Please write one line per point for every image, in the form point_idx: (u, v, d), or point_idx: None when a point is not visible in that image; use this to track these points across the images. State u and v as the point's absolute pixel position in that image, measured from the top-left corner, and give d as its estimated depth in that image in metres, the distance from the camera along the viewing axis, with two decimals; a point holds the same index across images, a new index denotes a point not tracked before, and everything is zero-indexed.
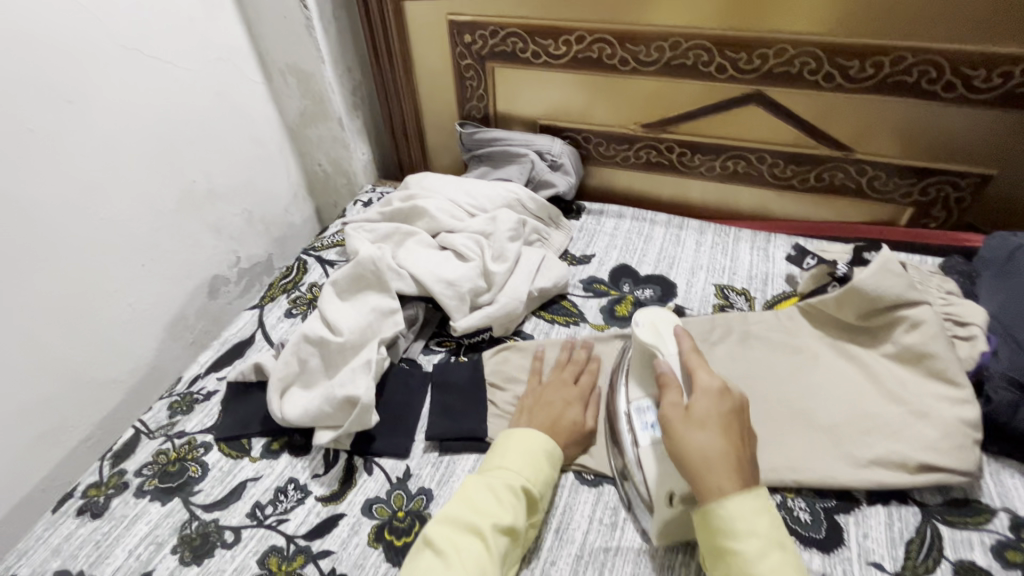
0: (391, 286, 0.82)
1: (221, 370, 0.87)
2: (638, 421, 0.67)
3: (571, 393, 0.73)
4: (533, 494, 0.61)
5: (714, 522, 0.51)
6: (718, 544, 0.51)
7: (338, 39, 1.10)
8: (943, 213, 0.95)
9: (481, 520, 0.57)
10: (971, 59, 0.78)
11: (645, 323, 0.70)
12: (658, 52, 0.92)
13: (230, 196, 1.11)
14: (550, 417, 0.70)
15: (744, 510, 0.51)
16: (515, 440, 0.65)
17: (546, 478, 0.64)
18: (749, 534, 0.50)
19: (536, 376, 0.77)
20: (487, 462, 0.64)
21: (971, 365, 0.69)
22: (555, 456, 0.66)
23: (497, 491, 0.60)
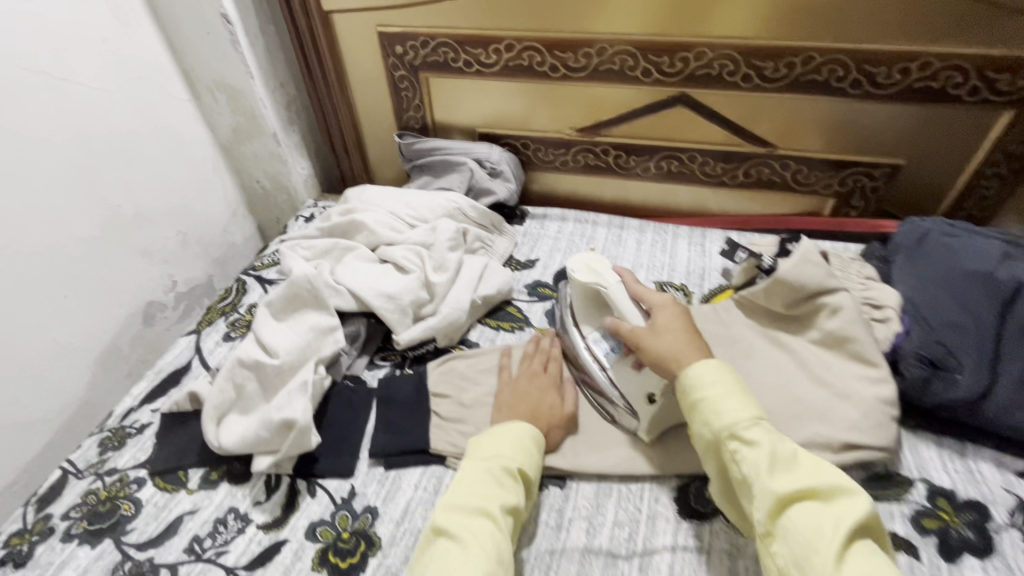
0: (329, 303, 0.82)
1: (155, 401, 0.83)
2: (598, 349, 0.75)
3: (544, 381, 0.75)
4: (528, 476, 0.63)
5: (689, 394, 0.60)
6: (703, 418, 0.58)
7: (267, 54, 1.08)
8: (861, 202, 1.00)
9: (490, 503, 0.57)
10: (873, 57, 0.83)
11: (580, 267, 0.73)
12: (586, 58, 0.94)
13: (161, 219, 1.07)
14: (529, 406, 0.72)
15: (713, 381, 0.59)
16: (503, 429, 0.66)
17: (536, 462, 0.65)
18: (722, 394, 0.58)
19: (506, 371, 0.78)
20: (480, 450, 0.64)
21: (887, 346, 0.73)
22: (540, 441, 0.68)
23: (498, 477, 0.60)
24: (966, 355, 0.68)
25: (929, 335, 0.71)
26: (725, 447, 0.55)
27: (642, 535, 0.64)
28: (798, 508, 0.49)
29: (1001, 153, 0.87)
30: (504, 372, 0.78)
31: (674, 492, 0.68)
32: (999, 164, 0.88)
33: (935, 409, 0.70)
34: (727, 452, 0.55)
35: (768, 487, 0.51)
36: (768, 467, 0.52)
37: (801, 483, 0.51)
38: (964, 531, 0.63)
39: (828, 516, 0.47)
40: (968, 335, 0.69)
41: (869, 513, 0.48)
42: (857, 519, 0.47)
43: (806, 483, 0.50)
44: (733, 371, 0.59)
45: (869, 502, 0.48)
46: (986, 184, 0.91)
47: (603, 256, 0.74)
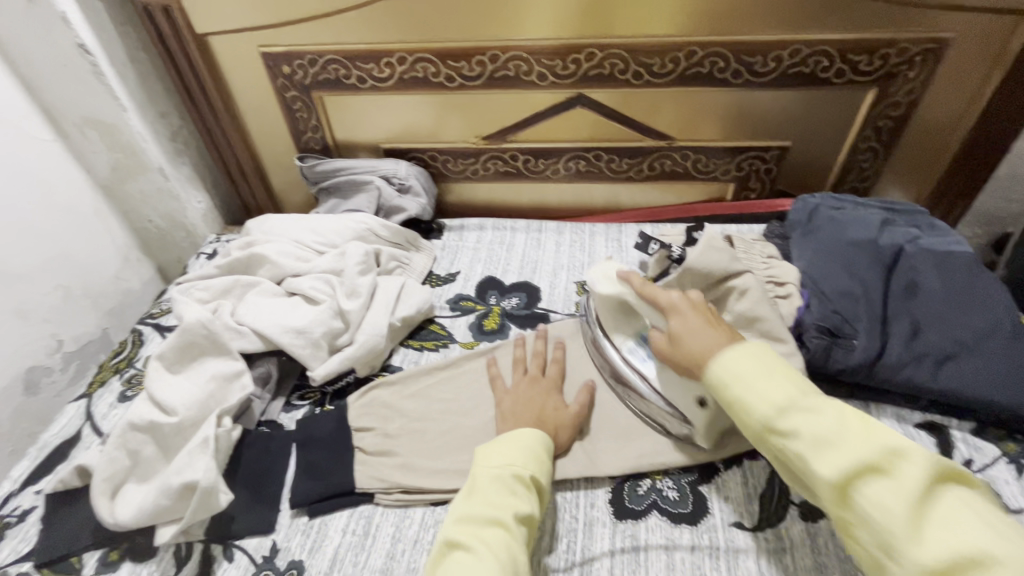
0: (231, 346, 0.76)
1: (39, 482, 0.74)
2: (635, 358, 0.72)
3: (544, 385, 0.74)
4: (540, 485, 0.61)
5: (724, 393, 0.56)
6: (740, 413, 0.55)
7: (141, 85, 1.00)
8: (759, 184, 1.05)
9: (504, 512, 0.56)
10: (748, 48, 0.87)
11: (601, 276, 0.74)
12: (480, 66, 0.93)
13: (35, 275, 0.96)
14: (534, 412, 0.69)
15: (738, 367, 0.56)
16: (514, 435, 0.64)
17: (548, 468, 0.63)
18: (756, 385, 0.54)
19: (499, 382, 0.76)
20: (490, 456, 0.61)
21: (791, 321, 0.76)
22: (551, 447, 0.65)
23: (511, 485, 0.58)
24: (858, 321, 0.74)
25: (826, 305, 0.76)
26: (770, 440, 0.53)
27: (581, 544, 0.63)
28: (860, 488, 0.47)
29: (871, 129, 0.94)
30: (499, 381, 0.76)
31: (609, 495, 0.68)
32: (871, 138, 0.95)
33: (839, 375, 0.73)
34: (774, 444, 0.53)
35: (823, 477, 0.49)
36: (823, 457, 0.49)
37: (855, 457, 0.48)
38: None
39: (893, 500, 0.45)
40: (858, 301, 0.75)
41: (929, 476, 0.46)
42: (919, 485, 0.45)
43: (859, 460, 0.48)
44: (759, 351, 0.57)
45: (924, 465, 0.46)
46: (863, 158, 0.98)
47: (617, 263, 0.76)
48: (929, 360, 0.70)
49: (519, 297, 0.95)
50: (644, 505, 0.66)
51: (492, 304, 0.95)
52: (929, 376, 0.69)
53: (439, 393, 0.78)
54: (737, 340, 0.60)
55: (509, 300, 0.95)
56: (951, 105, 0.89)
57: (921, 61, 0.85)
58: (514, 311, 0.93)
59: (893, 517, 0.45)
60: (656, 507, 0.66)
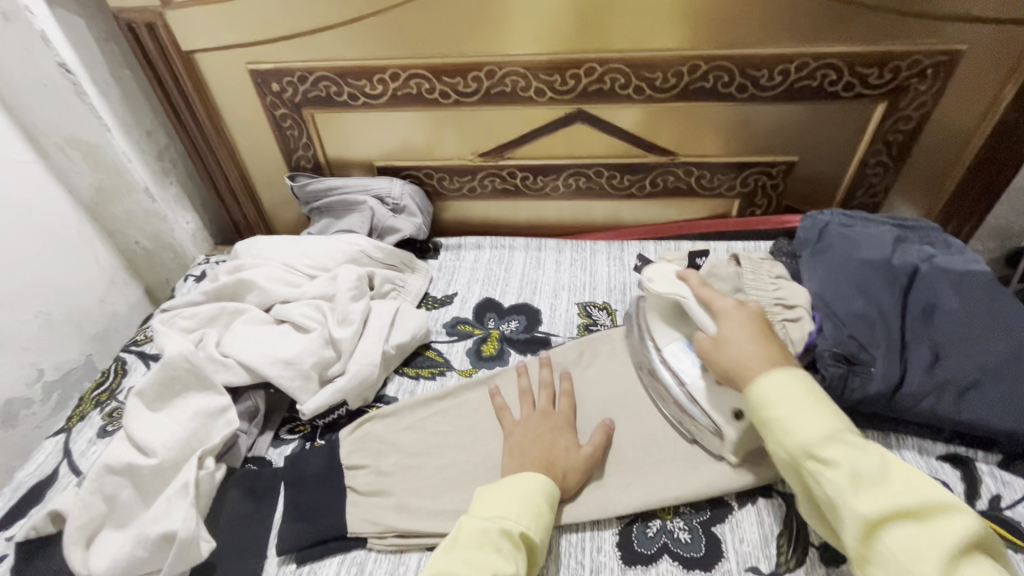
0: (215, 380, 0.72)
1: (12, 526, 0.70)
2: (678, 364, 0.70)
3: (557, 421, 0.69)
4: (533, 542, 0.56)
5: (758, 411, 0.55)
6: (776, 437, 0.53)
7: (125, 103, 0.97)
8: (765, 200, 1.02)
9: (480, 573, 0.52)
10: (753, 62, 0.84)
11: (657, 276, 0.71)
12: (476, 82, 0.90)
13: (13, 301, 0.92)
14: (542, 452, 0.65)
15: (782, 390, 0.54)
16: (512, 484, 0.60)
17: (547, 523, 0.58)
18: (799, 412, 0.52)
19: (506, 414, 0.72)
20: (482, 507, 0.58)
21: (804, 347, 0.73)
22: (555, 498, 0.61)
23: (494, 541, 0.55)
24: (876, 347, 0.70)
25: (841, 330, 0.72)
26: (805, 468, 0.51)
27: None
28: (890, 530, 0.46)
29: (881, 143, 0.91)
30: (504, 416, 0.72)
31: (616, 538, 0.64)
32: (881, 153, 0.92)
33: (856, 404, 0.70)
34: (805, 471, 0.51)
35: (856, 512, 0.47)
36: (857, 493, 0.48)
37: (893, 503, 0.47)
38: None
39: (927, 545, 0.44)
40: (875, 325, 0.71)
41: (968, 531, 0.44)
42: (961, 541, 0.43)
43: (897, 503, 0.47)
44: (806, 378, 0.54)
45: (970, 520, 0.44)
46: (873, 173, 0.95)
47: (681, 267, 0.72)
48: (952, 390, 0.66)
49: (519, 320, 0.92)
50: (654, 549, 0.62)
51: (491, 328, 0.91)
52: (952, 408, 0.66)
53: (436, 427, 0.74)
54: (785, 362, 0.57)
55: (508, 323, 0.91)
56: (963, 119, 0.86)
57: (933, 74, 0.82)
58: (514, 336, 0.89)
59: (922, 564, 0.44)
60: (667, 551, 0.62)
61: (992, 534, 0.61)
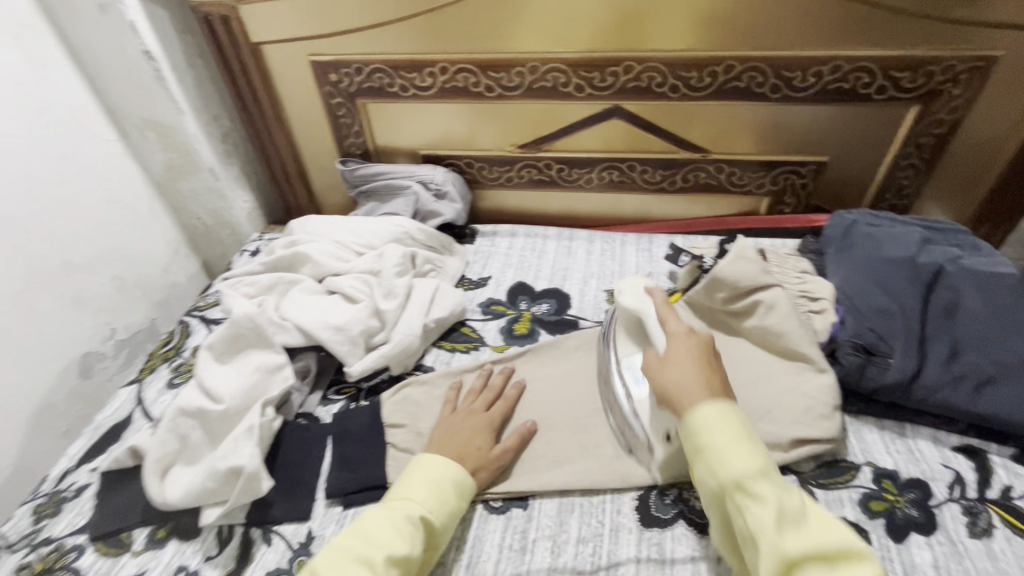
0: (275, 340, 0.79)
1: (95, 460, 0.79)
2: (630, 376, 0.73)
3: (479, 420, 0.73)
4: (432, 525, 0.61)
5: (693, 438, 0.57)
6: (708, 466, 0.56)
7: (198, 90, 1.06)
8: (794, 199, 1.05)
9: (376, 551, 0.57)
10: (787, 63, 0.87)
11: (628, 289, 0.75)
12: (519, 77, 0.96)
13: (93, 265, 1.02)
14: (457, 445, 0.69)
15: (718, 423, 0.56)
16: (422, 470, 0.66)
17: (449, 509, 0.63)
18: (730, 441, 0.55)
19: (451, 403, 0.77)
20: (392, 493, 0.64)
21: (825, 337, 0.76)
22: (463, 490, 0.65)
23: (397, 524, 0.59)
24: (895, 338, 0.72)
25: (861, 322, 0.75)
26: (733, 498, 0.53)
27: (606, 549, 0.64)
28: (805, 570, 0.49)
29: (912, 145, 0.93)
30: (446, 407, 0.77)
31: (635, 503, 0.68)
32: (913, 155, 0.94)
33: (873, 393, 0.73)
34: (732, 501, 0.54)
35: (778, 546, 0.50)
36: (776, 526, 0.50)
37: (810, 544, 0.50)
38: (908, 509, 0.65)
39: None
40: (895, 320, 0.74)
41: None
42: None
43: (815, 545, 0.50)
44: (740, 412, 0.58)
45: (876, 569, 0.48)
46: (904, 175, 0.97)
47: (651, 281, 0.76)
48: (969, 383, 0.69)
49: (549, 304, 0.97)
50: (670, 514, 0.67)
51: (523, 309, 0.96)
52: (967, 400, 0.68)
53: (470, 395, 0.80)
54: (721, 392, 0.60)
55: (539, 306, 0.97)
56: (996, 124, 0.88)
57: (967, 79, 0.84)
58: (545, 317, 0.94)
59: None
60: (683, 516, 0.66)
61: (1001, 521, 0.64)
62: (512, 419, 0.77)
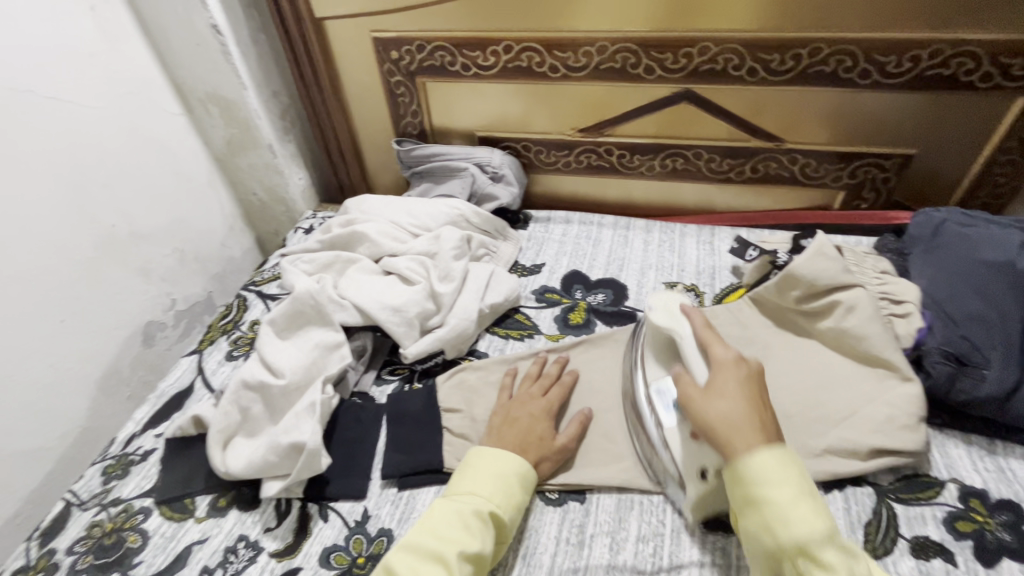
0: (334, 318, 0.79)
1: (159, 426, 0.81)
2: (660, 402, 0.68)
3: (539, 408, 0.71)
4: (501, 520, 0.60)
5: (749, 489, 0.52)
6: (766, 523, 0.50)
7: (260, 65, 1.06)
8: (872, 194, 0.98)
9: (449, 547, 0.55)
10: (881, 46, 0.81)
11: (660, 306, 0.72)
12: (586, 57, 0.92)
13: (157, 236, 1.04)
14: (519, 435, 0.68)
15: (777, 476, 0.51)
16: (484, 462, 0.64)
17: (516, 503, 0.62)
18: (784, 488, 0.50)
19: (505, 390, 0.75)
20: (455, 485, 0.63)
21: (909, 343, 0.72)
22: (528, 481, 0.64)
23: (465, 518, 0.58)
24: (992, 350, 0.66)
25: (952, 330, 0.69)
26: (793, 564, 0.48)
27: (668, 550, 0.62)
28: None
29: (1015, 140, 0.85)
30: (500, 394, 0.75)
31: None
32: (1014, 151, 0.86)
33: (963, 406, 0.68)
34: (792, 564, 0.48)
35: None
36: None
37: None
38: (1000, 533, 0.61)
39: None
40: (994, 329, 0.67)
41: None
42: None
43: None
44: (799, 463, 0.52)
45: None
46: (1001, 172, 0.89)
47: (687, 299, 0.72)
48: None
49: (605, 294, 0.94)
50: None
51: (578, 298, 0.94)
52: None
53: None
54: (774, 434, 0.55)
55: (595, 296, 0.94)
56: None
57: None
58: (601, 308, 0.92)
59: None
60: None
61: None
62: (568, 407, 0.76)
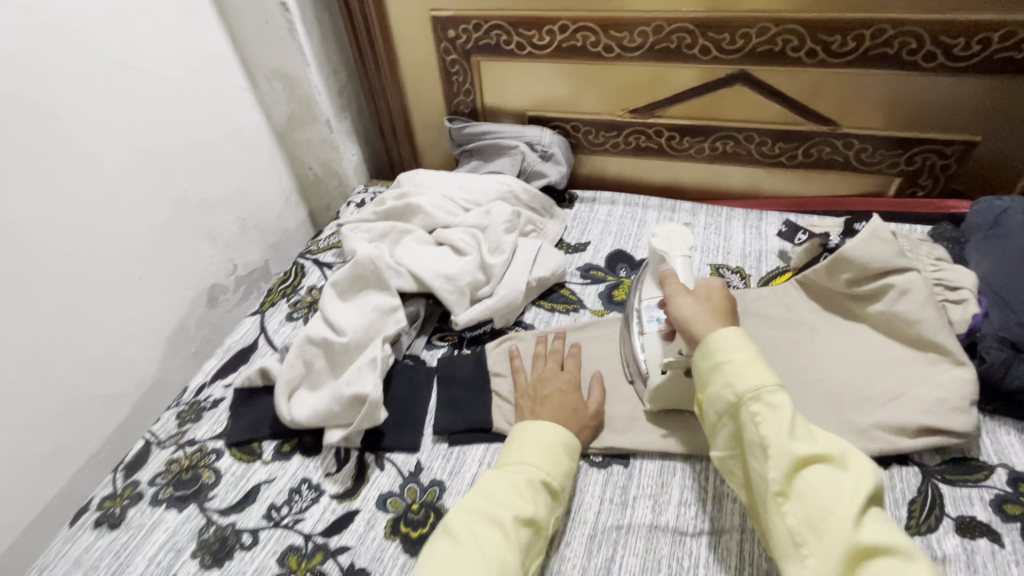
0: (391, 283, 0.84)
1: (227, 377, 0.87)
2: (646, 314, 0.75)
3: (561, 381, 0.73)
4: (552, 488, 0.61)
5: (710, 355, 0.59)
6: (725, 378, 0.57)
7: (322, 42, 1.11)
8: (930, 181, 0.96)
9: (505, 511, 0.57)
10: (949, 28, 0.79)
11: (660, 233, 0.78)
12: (642, 37, 0.93)
13: (223, 204, 1.11)
14: (554, 408, 0.69)
15: (737, 344, 0.58)
16: (533, 433, 0.66)
17: (565, 474, 0.64)
18: (745, 351, 0.57)
19: (520, 374, 0.77)
20: (506, 455, 0.65)
21: (964, 328, 0.71)
22: (574, 451, 0.66)
23: (519, 485, 0.60)
24: None
25: (1010, 316, 0.69)
26: (744, 407, 0.55)
27: (710, 514, 0.64)
28: (812, 473, 0.50)
29: None
30: (519, 375, 0.77)
31: None
32: None
33: (1014, 395, 0.67)
34: (745, 412, 0.55)
35: (790, 454, 0.51)
36: (788, 433, 0.51)
37: (821, 450, 0.51)
38: None
39: (842, 487, 0.48)
40: None
41: (873, 494, 0.48)
42: (873, 494, 0.48)
43: (826, 452, 0.51)
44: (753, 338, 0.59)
45: (875, 472, 0.50)
46: None
47: (686, 231, 0.78)
48: None
49: None
50: None
51: (623, 277, 0.96)
52: None
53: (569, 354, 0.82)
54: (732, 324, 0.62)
55: (640, 274, 0.96)
56: None
57: None
58: None
59: (840, 502, 0.47)
60: None
61: None
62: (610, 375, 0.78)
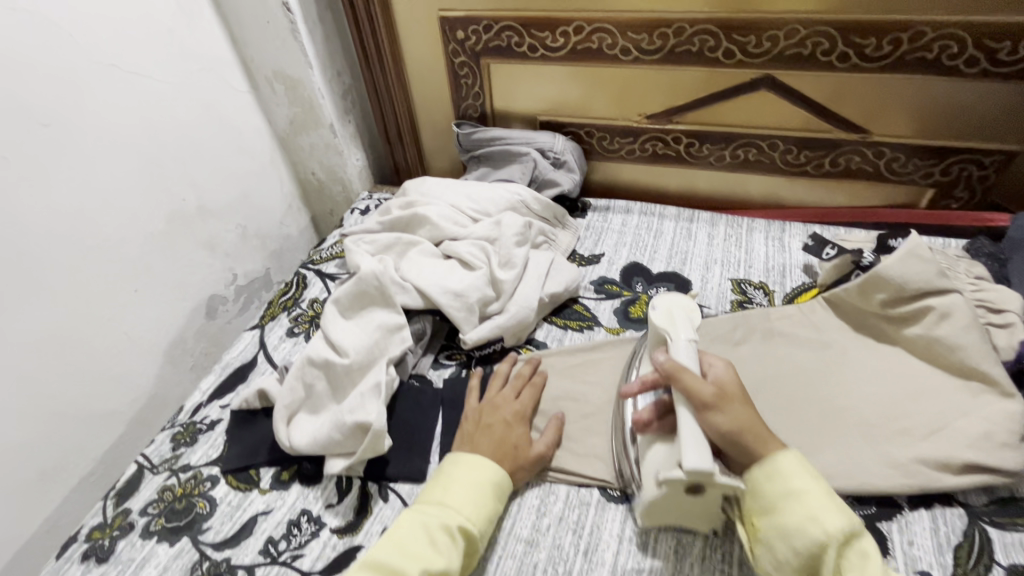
0: (396, 300, 0.79)
1: (224, 397, 0.83)
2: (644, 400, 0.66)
3: (511, 412, 0.70)
4: (472, 534, 0.57)
5: (786, 482, 0.51)
6: (805, 509, 0.50)
7: (325, 43, 1.06)
8: (966, 193, 0.91)
9: (410, 564, 0.53)
10: (993, 31, 0.74)
11: (660, 307, 0.68)
12: (661, 39, 0.88)
13: (222, 212, 1.07)
14: (493, 442, 0.66)
15: (802, 468, 0.52)
16: (459, 470, 0.62)
17: (490, 515, 0.60)
18: (818, 481, 0.51)
19: (473, 394, 0.74)
20: (425, 495, 0.61)
21: (1011, 355, 0.66)
22: (502, 489, 0.62)
23: (434, 533, 0.56)
24: None
25: None
26: (838, 555, 0.47)
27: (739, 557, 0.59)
28: None
29: None
30: (471, 397, 0.73)
31: None
32: None
33: None
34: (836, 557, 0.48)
35: None
36: None
37: None
38: None
39: None
40: None
41: None
42: None
43: None
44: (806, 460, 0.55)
45: None
46: None
47: (693, 309, 0.69)
48: None
49: (668, 288, 0.91)
50: None
51: (639, 292, 0.91)
52: None
53: (583, 377, 0.78)
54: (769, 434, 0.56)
55: (657, 289, 0.91)
56: None
57: None
58: None
59: None
60: None
61: None
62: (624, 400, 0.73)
